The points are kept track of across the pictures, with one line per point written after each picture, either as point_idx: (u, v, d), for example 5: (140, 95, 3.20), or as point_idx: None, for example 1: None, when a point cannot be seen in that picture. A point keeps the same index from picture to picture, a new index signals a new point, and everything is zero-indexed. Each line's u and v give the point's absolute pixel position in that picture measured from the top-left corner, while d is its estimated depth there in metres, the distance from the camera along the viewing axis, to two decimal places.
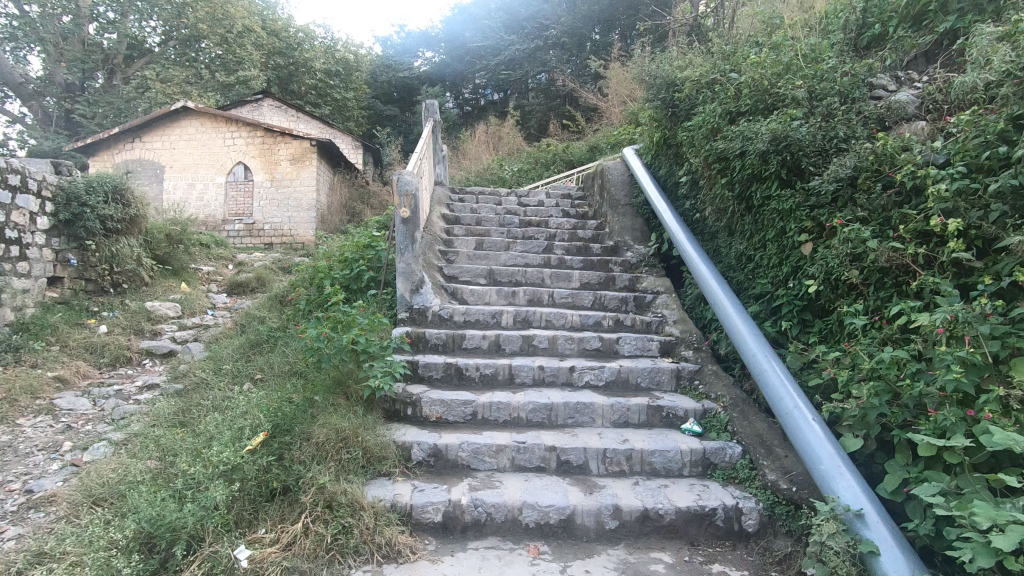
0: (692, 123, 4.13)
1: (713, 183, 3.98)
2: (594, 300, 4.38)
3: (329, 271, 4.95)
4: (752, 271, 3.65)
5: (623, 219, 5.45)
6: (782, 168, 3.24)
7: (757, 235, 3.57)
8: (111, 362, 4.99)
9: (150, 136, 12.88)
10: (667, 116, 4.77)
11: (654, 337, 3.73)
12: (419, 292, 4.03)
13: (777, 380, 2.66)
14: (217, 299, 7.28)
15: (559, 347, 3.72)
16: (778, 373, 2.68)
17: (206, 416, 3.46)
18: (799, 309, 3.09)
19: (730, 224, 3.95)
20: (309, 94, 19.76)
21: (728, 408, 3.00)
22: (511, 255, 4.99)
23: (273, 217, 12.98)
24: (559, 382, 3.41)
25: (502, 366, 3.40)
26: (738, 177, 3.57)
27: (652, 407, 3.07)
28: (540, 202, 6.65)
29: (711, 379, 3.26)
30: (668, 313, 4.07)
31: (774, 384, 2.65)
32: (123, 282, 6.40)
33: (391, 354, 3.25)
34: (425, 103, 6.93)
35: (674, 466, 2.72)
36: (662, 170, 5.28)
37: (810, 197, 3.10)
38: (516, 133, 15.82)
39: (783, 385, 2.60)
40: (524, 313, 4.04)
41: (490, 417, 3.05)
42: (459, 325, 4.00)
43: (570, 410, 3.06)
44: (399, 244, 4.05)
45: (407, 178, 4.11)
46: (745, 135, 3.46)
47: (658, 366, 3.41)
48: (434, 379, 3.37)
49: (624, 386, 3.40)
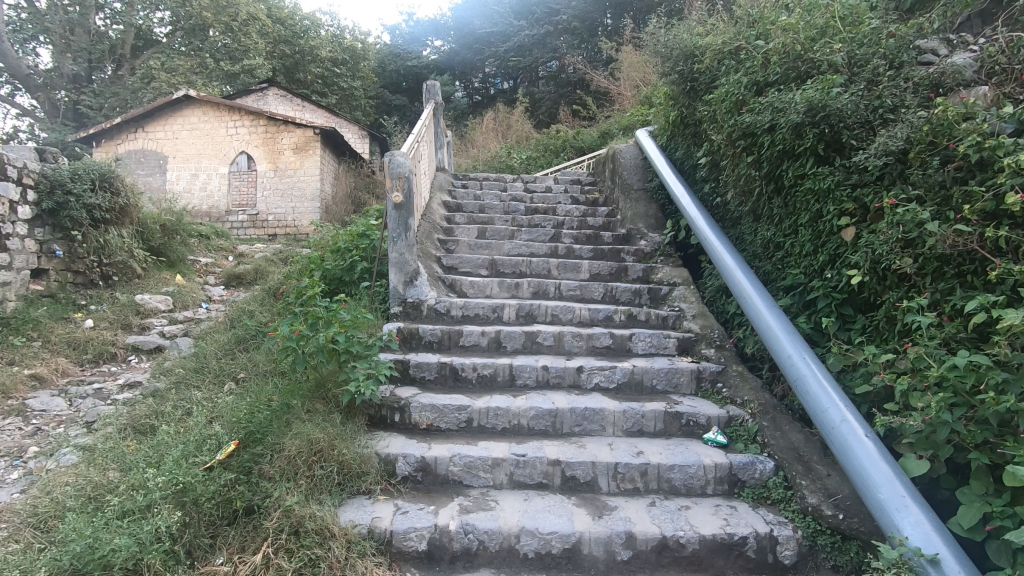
0: (713, 97, 3.74)
1: (736, 162, 3.59)
2: (604, 292, 4.01)
3: (322, 261, 4.64)
4: (782, 261, 3.27)
5: (636, 205, 5.08)
6: (819, 142, 2.85)
7: (788, 219, 3.18)
8: (94, 359, 4.74)
9: (153, 126, 12.66)
10: (685, 91, 4.37)
11: (672, 333, 3.37)
12: (413, 284, 3.71)
13: (818, 386, 2.29)
14: (213, 292, 7.01)
15: (565, 344, 3.37)
16: (819, 379, 2.31)
17: (181, 420, 3.17)
18: (839, 304, 2.72)
19: (755, 208, 3.56)
20: (315, 83, 19.30)
21: (757, 416, 2.64)
22: (515, 244, 4.63)
23: (277, 208, 12.73)
24: (565, 384, 3.07)
25: (502, 366, 3.06)
26: (766, 155, 3.18)
27: (671, 413, 2.72)
28: (547, 189, 6.27)
29: (737, 382, 2.90)
30: (687, 307, 3.71)
31: (815, 391, 2.28)
32: (113, 274, 6.14)
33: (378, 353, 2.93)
34: (426, 84, 6.56)
35: (697, 484, 2.38)
36: (679, 152, 4.90)
37: (852, 176, 2.71)
38: (526, 121, 15.39)
39: (826, 393, 2.23)
40: (528, 307, 3.69)
41: (487, 425, 2.72)
42: (457, 321, 3.67)
43: (576, 416, 2.71)
44: (391, 231, 3.71)
45: (400, 159, 3.72)
46: (774, 107, 3.06)
47: (676, 366, 3.05)
48: (426, 380, 3.05)
49: (639, 389, 3.05)
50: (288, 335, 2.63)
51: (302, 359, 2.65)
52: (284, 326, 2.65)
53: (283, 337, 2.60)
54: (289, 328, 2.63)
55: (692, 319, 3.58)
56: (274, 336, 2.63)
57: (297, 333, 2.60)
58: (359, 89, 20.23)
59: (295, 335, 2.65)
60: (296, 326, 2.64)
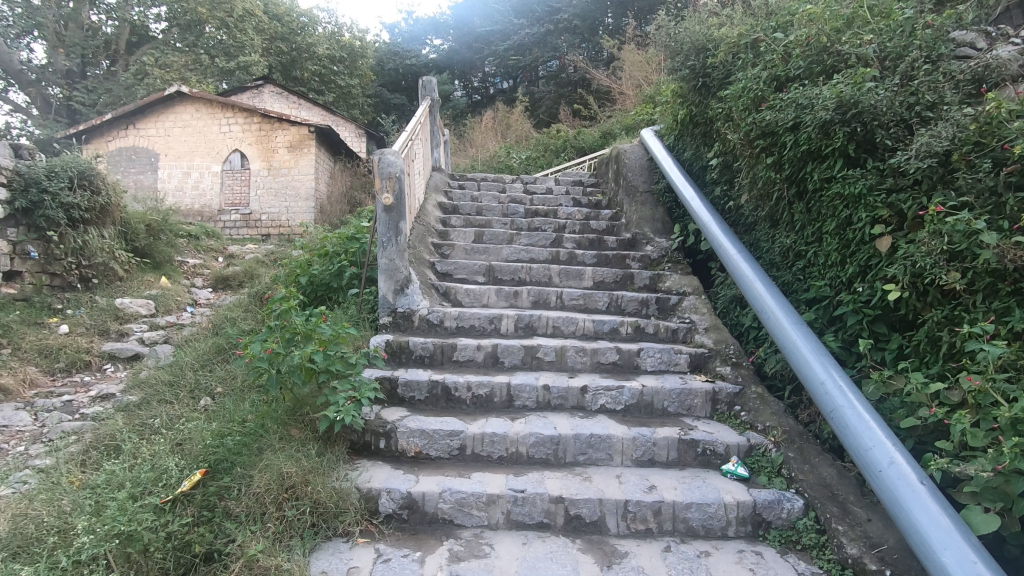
0: (728, 93, 3.48)
1: (752, 164, 3.33)
2: (609, 301, 3.75)
3: (308, 265, 4.38)
4: (804, 271, 3.01)
5: (641, 209, 4.82)
6: (850, 142, 2.58)
7: (811, 226, 2.92)
8: (66, 368, 4.46)
9: (144, 123, 12.36)
10: (695, 88, 4.11)
11: (683, 349, 3.11)
12: (404, 293, 3.44)
13: (854, 417, 2.02)
14: (199, 295, 6.73)
15: (568, 360, 3.11)
16: (857, 409, 2.03)
17: (147, 441, 2.90)
18: (871, 321, 2.46)
19: (774, 213, 3.30)
20: (312, 81, 18.96)
21: (782, 445, 2.38)
22: (514, 249, 4.37)
23: (270, 207, 12.45)
24: (568, 406, 2.81)
25: (499, 385, 2.80)
26: (788, 156, 2.92)
27: (685, 441, 2.45)
28: (547, 190, 6.01)
29: (757, 405, 2.64)
30: (698, 320, 3.45)
31: (851, 422, 2.01)
32: (92, 276, 5.86)
33: (362, 371, 2.66)
34: (422, 80, 6.29)
35: (717, 525, 2.11)
36: (687, 152, 4.64)
37: (888, 180, 2.45)
38: (525, 121, 15.12)
39: (869, 428, 1.94)
40: (528, 318, 3.42)
41: (482, 453, 2.45)
42: (450, 333, 3.40)
43: (581, 444, 2.45)
44: (381, 236, 3.44)
45: (390, 158, 3.45)
46: (798, 104, 2.80)
47: (690, 386, 2.79)
48: (416, 401, 2.79)
49: (648, 411, 2.79)
50: (258, 353, 2.35)
51: (275, 379, 2.38)
52: (255, 342, 2.38)
53: (254, 354, 2.33)
54: (261, 344, 2.36)
55: (705, 334, 3.32)
56: (244, 354, 2.36)
57: (271, 349, 2.33)
58: (357, 87, 19.95)
59: (267, 352, 2.37)
60: (271, 342, 2.37)
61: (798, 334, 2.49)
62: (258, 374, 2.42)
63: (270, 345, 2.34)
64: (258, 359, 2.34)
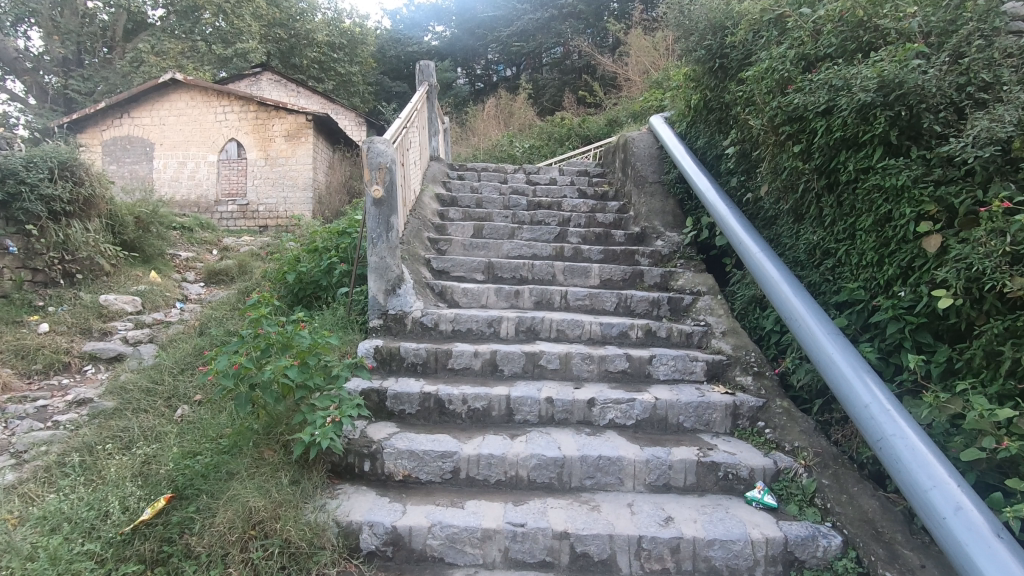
0: (748, 75, 3.18)
1: (774, 153, 3.04)
2: (618, 302, 3.47)
3: (297, 261, 4.12)
4: (836, 271, 2.74)
5: (651, 200, 4.54)
6: (892, 128, 2.29)
7: (843, 221, 2.64)
8: (43, 370, 4.23)
9: (139, 111, 12.09)
10: (711, 70, 3.81)
11: (699, 356, 2.84)
12: (396, 293, 3.18)
13: (907, 450, 1.73)
14: (190, 290, 6.49)
15: (573, 368, 2.84)
16: (909, 439, 1.75)
17: (114, 457, 2.66)
18: (916, 330, 2.19)
19: (799, 207, 3.01)
20: (312, 68, 18.52)
21: (815, 470, 2.12)
22: (516, 244, 4.09)
23: (268, 198, 12.17)
24: (573, 421, 2.55)
25: (498, 399, 2.54)
26: (818, 144, 2.63)
27: (704, 464, 2.20)
28: (551, 181, 5.72)
29: (784, 422, 2.38)
30: (715, 322, 3.19)
31: (903, 456, 1.73)
32: (76, 272, 5.63)
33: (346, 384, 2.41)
34: (419, 64, 5.98)
35: (743, 565, 1.86)
36: (701, 140, 4.34)
37: (936, 170, 2.15)
38: (529, 109, 14.76)
39: (928, 466, 1.66)
40: (529, 322, 3.15)
41: (477, 477, 2.20)
42: (446, 337, 3.14)
43: (588, 468, 2.19)
44: (370, 232, 3.17)
45: (380, 147, 3.17)
46: (830, 86, 2.52)
47: (709, 399, 2.53)
48: (406, 416, 2.54)
49: (662, 426, 2.53)
50: (226, 367, 2.11)
51: (246, 395, 2.14)
52: (221, 356, 2.13)
53: (219, 369, 2.08)
54: (229, 357, 2.11)
55: (722, 338, 3.05)
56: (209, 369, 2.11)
57: (239, 363, 2.08)
58: (357, 75, 19.57)
59: (236, 365, 2.12)
60: (240, 355, 2.12)
61: (834, 346, 2.20)
62: (227, 389, 2.18)
63: (238, 358, 2.09)
64: (225, 375, 2.09)
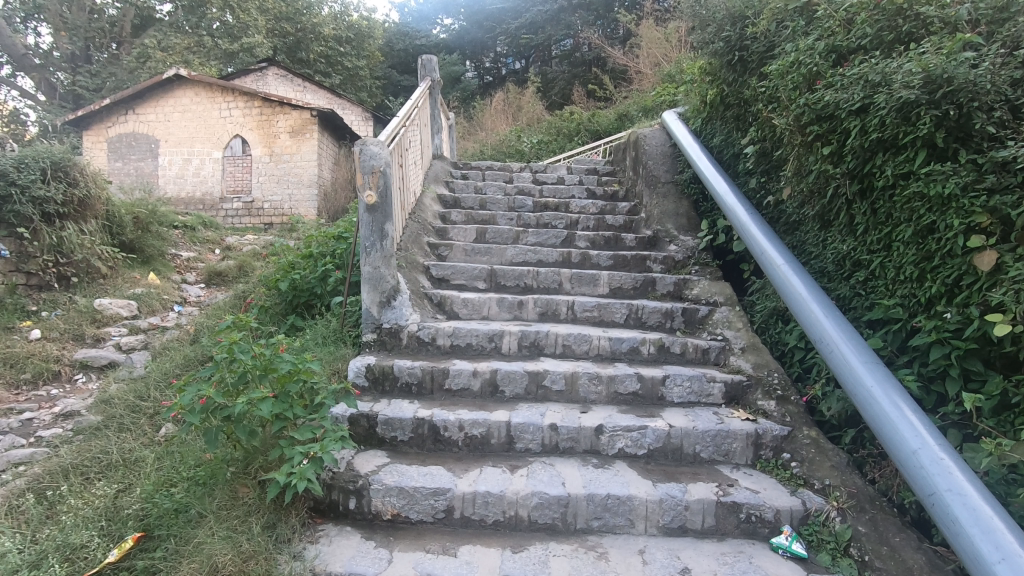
0: (770, 69, 2.93)
1: (799, 154, 2.80)
2: (628, 313, 3.25)
3: (291, 267, 3.93)
4: (869, 285, 2.50)
5: (664, 201, 4.30)
6: (938, 129, 2.04)
7: (879, 231, 2.39)
8: (32, 380, 4.09)
9: (143, 108, 11.98)
10: (730, 63, 3.56)
11: (717, 376, 2.62)
12: (391, 306, 2.97)
13: (966, 512, 1.49)
14: (189, 292, 6.34)
15: (579, 390, 2.63)
16: (969, 499, 1.51)
17: (88, 483, 2.49)
18: (965, 357, 1.96)
19: (827, 213, 2.76)
20: (319, 63, 18.30)
21: (849, 515, 1.89)
22: (520, 250, 3.88)
23: (273, 194, 12.02)
24: (579, 450, 2.34)
25: (497, 426, 2.34)
26: (851, 146, 2.38)
27: (724, 505, 1.98)
28: (558, 180, 5.49)
29: (812, 455, 2.16)
30: (733, 337, 2.96)
31: (962, 520, 1.49)
32: (72, 275, 5.50)
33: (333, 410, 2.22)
34: (422, 58, 5.76)
35: None
36: (718, 137, 4.09)
37: (990, 177, 1.91)
38: (538, 102, 14.48)
39: (993, 535, 1.43)
40: (533, 336, 2.94)
41: (473, 517, 2.00)
42: (444, 353, 2.94)
43: (595, 508, 1.99)
44: (363, 240, 2.96)
45: (374, 150, 2.96)
46: (866, 81, 2.27)
47: (729, 427, 2.31)
48: (399, 443, 2.35)
49: (677, 457, 2.31)
50: (192, 402, 1.92)
51: (218, 429, 1.95)
52: (187, 389, 1.94)
53: (185, 404, 1.89)
54: (196, 390, 1.92)
55: (741, 356, 2.82)
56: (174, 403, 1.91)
57: (208, 396, 1.89)
58: (364, 69, 19.35)
59: (203, 400, 1.92)
60: (209, 387, 1.93)
61: (871, 376, 1.96)
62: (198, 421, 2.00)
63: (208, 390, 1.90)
64: (191, 410, 1.91)
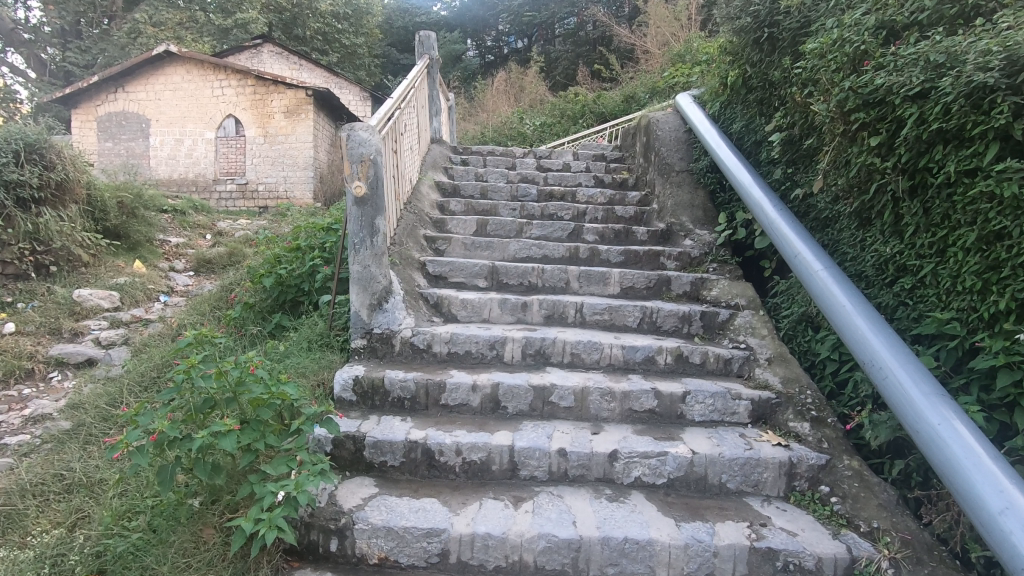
0: (807, 47, 2.61)
1: (838, 145, 2.50)
2: (641, 316, 2.98)
3: (277, 260, 3.65)
4: (917, 294, 2.23)
5: (678, 191, 4.00)
6: (1016, 119, 1.75)
7: (932, 234, 2.11)
8: (2, 379, 3.83)
9: (134, 86, 11.58)
10: (756, 42, 3.24)
11: (743, 394, 2.36)
12: (382, 309, 2.70)
13: None
14: (176, 280, 6.07)
15: (590, 407, 2.37)
16: None
17: (43, 507, 2.24)
18: None
19: (868, 210, 2.48)
20: (317, 41, 17.43)
21: (903, 567, 1.66)
22: (524, 244, 3.60)
23: (267, 176, 11.66)
24: (591, 479, 2.09)
25: (499, 451, 2.09)
26: (904, 137, 2.08)
27: (758, 552, 1.73)
28: (564, 166, 5.18)
29: (856, 491, 1.91)
30: (758, 346, 2.69)
31: None
32: (50, 263, 5.22)
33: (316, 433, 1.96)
34: (419, 34, 5.40)
35: None
36: (738, 123, 3.79)
37: None
38: (541, 83, 14.03)
39: None
40: (539, 344, 2.67)
41: (471, 562, 1.75)
42: (440, 361, 2.68)
43: (610, 554, 1.74)
44: (352, 236, 2.68)
45: (363, 136, 2.66)
46: (927, 62, 1.97)
47: (760, 455, 2.06)
48: (389, 468, 2.11)
49: (700, 487, 2.06)
50: (141, 439, 1.63)
51: (176, 466, 1.67)
52: (136, 422, 1.65)
53: (131, 442, 1.61)
54: (147, 424, 1.63)
55: (768, 368, 2.56)
56: (118, 440, 1.61)
57: (161, 430, 1.61)
58: (362, 47, 18.77)
59: (153, 436, 1.64)
60: (163, 418, 1.66)
61: (938, 412, 1.72)
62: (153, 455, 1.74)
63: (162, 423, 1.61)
64: (139, 449, 1.62)
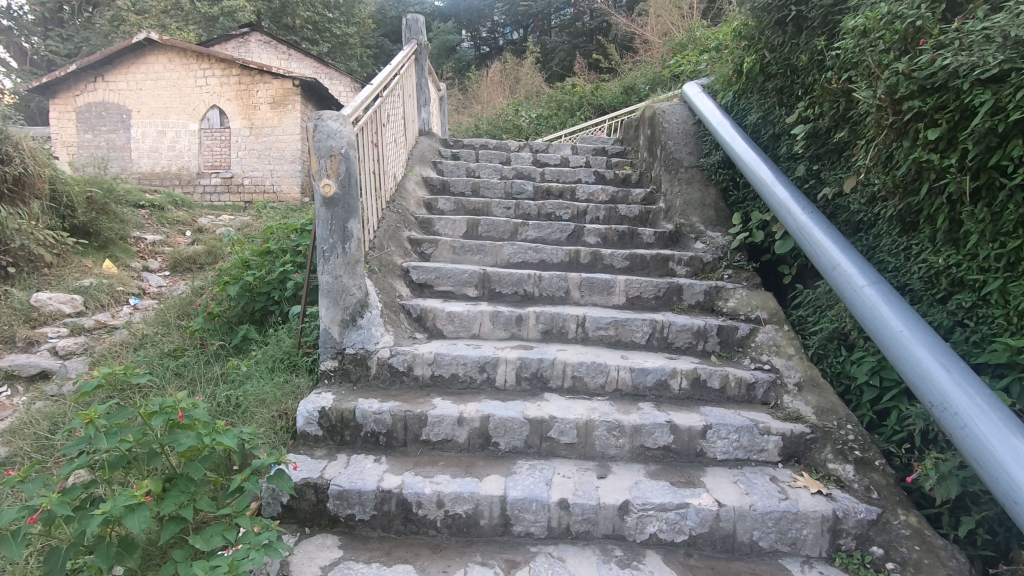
0: (846, 24, 2.27)
1: (880, 139, 2.15)
2: (651, 332, 2.64)
3: (245, 264, 3.28)
4: (981, 315, 1.90)
5: (687, 189, 3.65)
6: None
7: (1003, 244, 1.77)
8: None
9: (113, 75, 11.11)
10: (781, 23, 2.91)
11: (773, 428, 2.04)
12: (355, 326, 2.35)
13: None
14: (148, 281, 5.68)
15: (595, 444, 2.04)
16: None
17: None
18: None
19: (914, 214, 2.14)
20: (306, 29, 16.91)
21: None
22: (518, 248, 3.25)
23: (253, 169, 11.25)
24: (598, 536, 1.76)
25: (488, 502, 1.75)
26: (971, 129, 1.75)
27: None
28: (562, 161, 4.83)
29: (918, 557, 1.60)
30: (785, 368, 2.36)
31: None
32: (9, 265, 4.84)
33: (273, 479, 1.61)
34: (406, 18, 5.01)
35: None
36: (755, 114, 3.45)
37: None
38: (537, 73, 13.60)
39: None
40: (535, 366, 2.33)
41: None
42: (422, 386, 2.34)
43: None
44: (320, 242, 2.33)
45: (331, 127, 2.30)
46: (1005, 39, 1.64)
47: (799, 508, 1.73)
48: (357, 524, 1.77)
49: (728, 547, 1.74)
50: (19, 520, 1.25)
51: (68, 551, 1.30)
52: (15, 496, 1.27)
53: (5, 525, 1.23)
54: (29, 497, 1.26)
55: (798, 396, 2.24)
56: None
57: (48, 507, 1.25)
58: (354, 36, 18.19)
59: (36, 516, 1.26)
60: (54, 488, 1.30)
61: None
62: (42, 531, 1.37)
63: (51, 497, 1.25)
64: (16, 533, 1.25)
